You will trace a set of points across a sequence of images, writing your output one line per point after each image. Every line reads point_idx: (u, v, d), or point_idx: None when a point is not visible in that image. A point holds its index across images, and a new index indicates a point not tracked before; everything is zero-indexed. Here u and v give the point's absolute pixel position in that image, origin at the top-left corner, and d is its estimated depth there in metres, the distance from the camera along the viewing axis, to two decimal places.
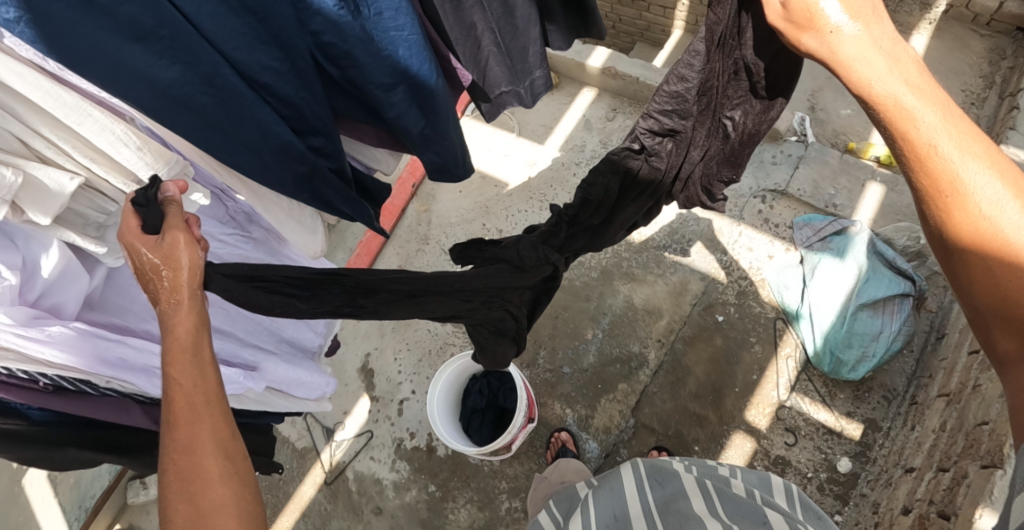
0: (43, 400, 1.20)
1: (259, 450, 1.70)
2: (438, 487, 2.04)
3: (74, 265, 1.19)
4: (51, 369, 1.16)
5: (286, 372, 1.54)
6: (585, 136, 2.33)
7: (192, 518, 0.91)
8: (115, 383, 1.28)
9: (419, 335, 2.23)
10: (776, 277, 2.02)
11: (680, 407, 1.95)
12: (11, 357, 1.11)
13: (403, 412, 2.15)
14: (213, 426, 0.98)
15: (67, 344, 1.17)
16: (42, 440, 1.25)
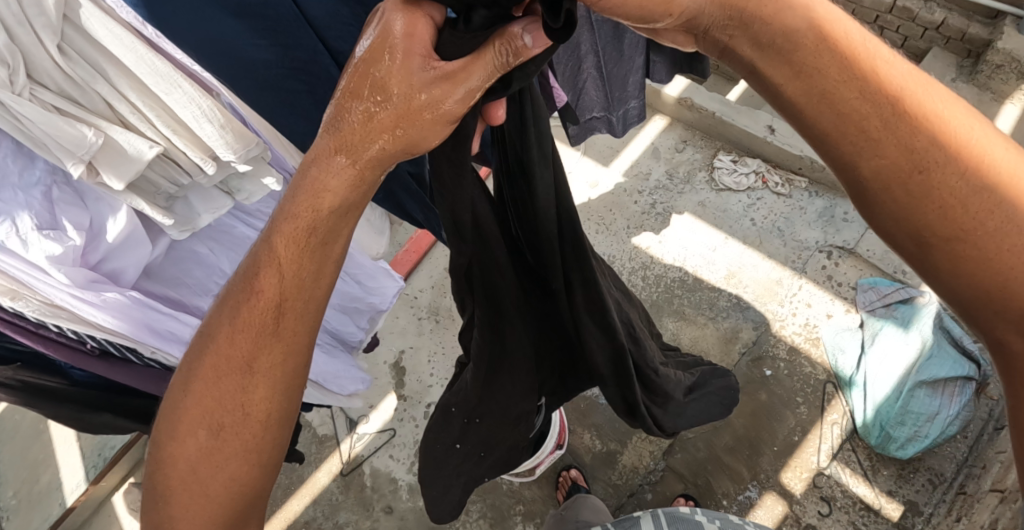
0: (87, 363, 1.15)
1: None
2: None
3: (140, 232, 1.14)
4: (100, 333, 1.10)
5: (325, 364, 1.54)
6: (651, 165, 2.33)
7: (234, 381, 0.83)
8: (159, 354, 1.20)
9: (455, 341, 2.19)
10: (832, 338, 1.94)
11: (713, 457, 1.87)
12: (64, 315, 1.06)
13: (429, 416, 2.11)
14: (293, 317, 0.82)
15: (119, 311, 1.11)
16: (79, 400, 1.19)
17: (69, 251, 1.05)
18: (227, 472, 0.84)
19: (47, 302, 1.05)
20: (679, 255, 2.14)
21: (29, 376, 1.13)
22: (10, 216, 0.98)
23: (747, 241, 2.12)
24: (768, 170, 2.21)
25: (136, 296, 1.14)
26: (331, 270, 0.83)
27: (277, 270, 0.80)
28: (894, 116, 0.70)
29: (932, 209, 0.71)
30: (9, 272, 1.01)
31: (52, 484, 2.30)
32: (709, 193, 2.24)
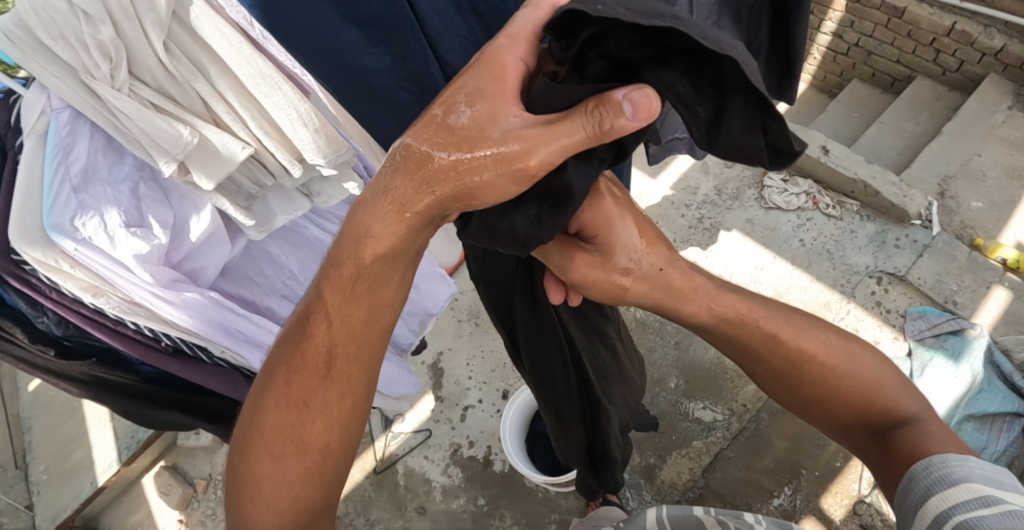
0: (161, 362, 1.12)
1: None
2: (487, 502, 1.99)
3: (222, 232, 1.15)
4: (175, 331, 1.09)
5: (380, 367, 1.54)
6: (700, 179, 2.33)
7: (292, 419, 0.87)
8: (229, 353, 1.17)
9: (495, 345, 2.19)
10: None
11: (753, 479, 1.85)
12: (141, 313, 1.07)
13: (466, 419, 2.11)
14: (346, 356, 0.86)
15: (197, 311, 1.09)
16: (146, 396, 1.17)
17: (154, 249, 1.04)
18: (284, 495, 0.87)
19: (127, 300, 1.05)
20: (725, 271, 2.13)
21: (103, 371, 1.11)
22: (99, 211, 0.98)
23: (795, 261, 2.11)
24: (818, 192, 2.20)
25: (214, 297, 1.13)
26: (384, 314, 0.87)
27: (327, 318, 0.85)
28: (763, 330, 0.93)
29: (801, 383, 0.94)
30: (93, 269, 1.00)
31: (83, 462, 2.31)
32: (758, 210, 2.22)
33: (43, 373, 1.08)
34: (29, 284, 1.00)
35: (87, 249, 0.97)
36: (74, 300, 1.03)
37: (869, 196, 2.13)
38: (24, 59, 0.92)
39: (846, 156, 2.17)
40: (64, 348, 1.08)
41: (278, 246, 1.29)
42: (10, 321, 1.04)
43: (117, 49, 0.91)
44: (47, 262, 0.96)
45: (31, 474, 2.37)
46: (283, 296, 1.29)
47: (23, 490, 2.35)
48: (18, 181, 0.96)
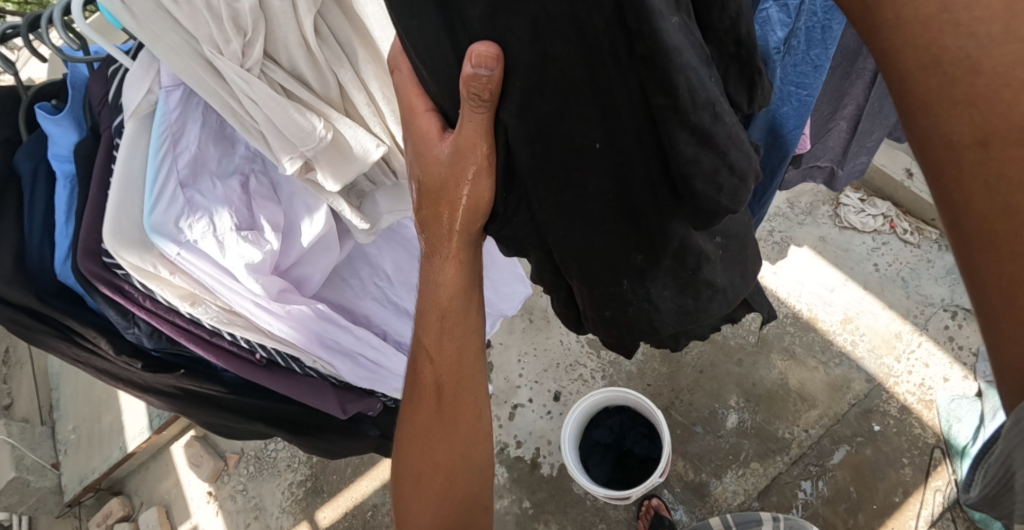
0: (256, 375, 1.03)
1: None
2: (533, 505, 1.95)
3: (331, 235, 1.04)
4: (272, 342, 1.00)
5: None
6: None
7: (422, 448, 0.97)
8: (320, 364, 1.08)
9: (550, 344, 2.12)
10: (947, 404, 1.85)
11: (810, 508, 1.83)
12: (239, 323, 0.97)
13: (515, 418, 2.06)
14: (454, 386, 0.94)
15: (300, 324, 1.00)
16: (229, 407, 1.08)
17: (266, 256, 0.93)
18: (430, 509, 0.99)
19: (227, 309, 0.95)
20: (791, 292, 2.09)
21: (191, 384, 1.00)
22: (209, 212, 0.87)
23: (867, 286, 2.06)
24: (898, 215, 2.13)
25: (320, 309, 1.03)
26: (473, 345, 0.93)
27: (430, 361, 0.93)
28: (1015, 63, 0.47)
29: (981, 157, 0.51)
30: (195, 276, 0.90)
31: (113, 427, 2.29)
32: (831, 228, 2.16)
33: (126, 383, 0.99)
34: (123, 291, 0.89)
35: (190, 255, 0.87)
36: (169, 309, 0.93)
37: None
38: (134, 24, 0.75)
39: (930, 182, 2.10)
40: (151, 359, 0.97)
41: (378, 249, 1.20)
42: (94, 328, 0.93)
43: (255, 21, 0.79)
44: (144, 266, 0.86)
45: (58, 433, 2.40)
46: (377, 300, 1.21)
47: (49, 448, 2.38)
48: (118, 163, 0.82)
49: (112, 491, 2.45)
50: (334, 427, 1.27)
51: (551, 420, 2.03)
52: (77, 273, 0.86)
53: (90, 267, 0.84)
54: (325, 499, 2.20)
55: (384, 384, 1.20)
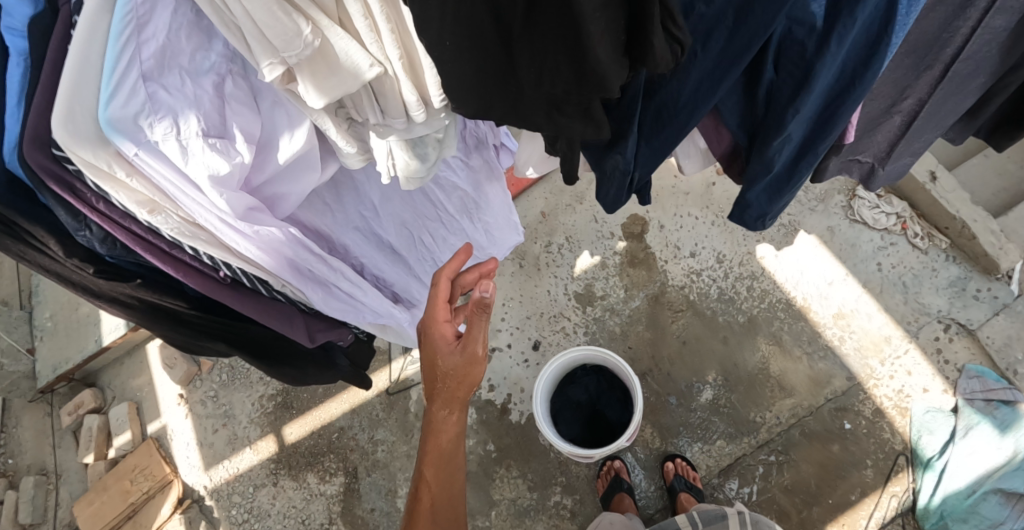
0: (219, 295, 0.99)
1: (361, 362, 1.55)
2: (496, 449, 1.97)
3: (313, 155, 0.98)
4: (237, 261, 0.96)
5: None
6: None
7: None
8: (288, 288, 1.06)
9: (537, 293, 2.08)
10: (922, 414, 1.87)
11: (769, 494, 1.87)
12: (202, 238, 0.91)
13: (491, 361, 2.05)
14: (445, 504, 1.15)
15: (268, 246, 0.96)
16: (189, 323, 1.05)
17: (234, 169, 0.86)
18: None
19: (189, 222, 0.89)
20: (790, 279, 2.04)
21: (148, 294, 0.96)
22: (173, 113, 0.78)
23: (867, 285, 2.03)
24: (911, 217, 2.07)
25: (291, 233, 0.99)
26: (458, 471, 1.17)
27: (428, 482, 1.16)
28: None
29: None
30: (157, 183, 0.83)
31: (91, 318, 2.30)
32: (841, 219, 2.09)
33: (78, 286, 0.94)
34: (75, 191, 0.81)
35: (150, 157, 0.80)
36: (125, 215, 0.85)
37: (961, 237, 2.00)
38: None
39: (955, 185, 2.01)
40: (104, 265, 0.91)
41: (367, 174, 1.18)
42: (42, 226, 0.85)
43: None
44: (98, 165, 0.77)
45: (34, 320, 2.39)
46: (359, 229, 1.17)
47: (26, 333, 2.38)
48: (71, 54, 0.73)
49: (85, 382, 2.53)
50: (294, 352, 1.25)
51: (527, 368, 2.03)
52: (24, 163, 0.77)
53: (39, 159, 0.76)
54: (295, 416, 2.25)
55: (359, 313, 1.19)
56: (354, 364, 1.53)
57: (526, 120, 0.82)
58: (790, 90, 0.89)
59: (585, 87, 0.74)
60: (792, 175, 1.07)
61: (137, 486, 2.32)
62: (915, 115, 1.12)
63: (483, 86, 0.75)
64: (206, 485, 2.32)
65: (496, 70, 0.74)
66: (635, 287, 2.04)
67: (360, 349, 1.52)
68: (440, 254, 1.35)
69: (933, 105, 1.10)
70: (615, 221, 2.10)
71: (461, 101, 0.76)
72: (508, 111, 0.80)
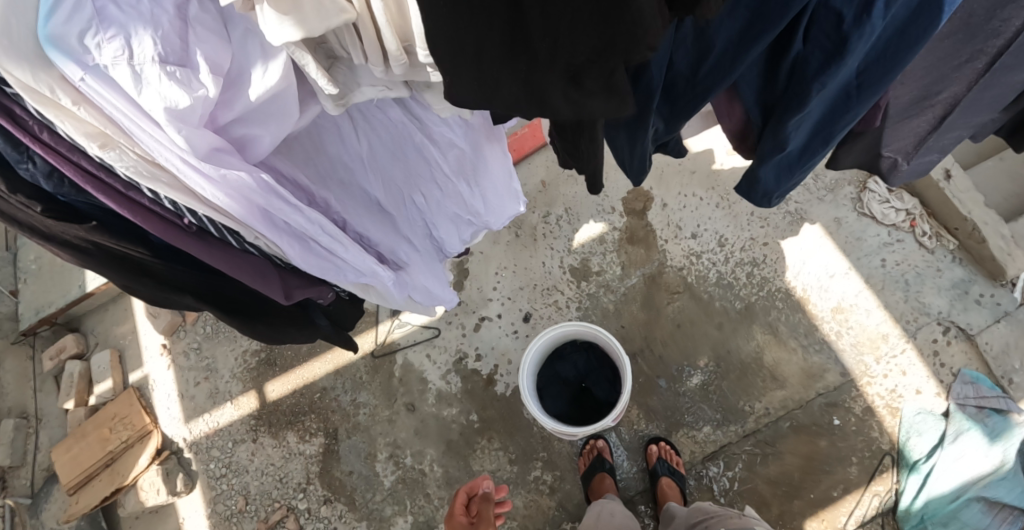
0: (186, 245, 0.87)
1: (345, 322, 1.46)
2: (479, 420, 1.95)
3: (291, 95, 0.77)
4: (204, 208, 0.81)
5: (425, 279, 1.33)
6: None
7: None
8: (263, 241, 0.93)
9: (532, 264, 2.04)
10: (912, 416, 1.84)
11: (751, 483, 1.84)
12: (163, 180, 0.77)
13: (479, 330, 2.01)
14: None
15: (237, 193, 0.80)
16: (152, 273, 0.95)
17: (199, 104, 0.69)
18: None
19: (149, 161, 0.75)
20: (792, 267, 2.00)
21: (105, 239, 0.86)
22: (126, 32, 0.62)
23: (869, 280, 1.98)
24: (921, 215, 2.02)
25: (266, 180, 0.83)
26: None
27: None
28: None
29: None
30: (106, 111, 0.68)
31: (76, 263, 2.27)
32: (849, 211, 2.05)
33: (22, 227, 0.82)
34: (15, 116, 0.71)
35: (99, 83, 0.65)
36: (73, 148, 0.74)
37: (970, 239, 1.96)
38: None
39: (968, 185, 1.97)
40: (55, 204, 0.81)
41: (355, 129, 1.02)
42: None
43: None
44: (37, 88, 0.65)
45: (20, 261, 2.36)
46: (339, 181, 1.06)
47: (11, 273, 2.34)
48: None
49: (69, 327, 2.50)
50: (268, 308, 1.17)
51: (516, 339, 1.99)
52: None
53: None
54: (276, 374, 2.23)
55: (344, 273, 1.06)
56: (338, 325, 1.44)
57: (547, 111, 0.70)
58: (819, 61, 0.82)
59: (611, 51, 0.61)
60: (807, 155, 1.02)
61: (115, 435, 2.29)
62: (952, 109, 1.06)
63: (484, 69, 0.64)
64: (185, 437, 2.30)
65: (498, 45, 0.62)
66: (632, 265, 2.00)
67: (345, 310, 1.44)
68: (433, 217, 1.22)
69: (972, 97, 1.04)
70: (615, 194, 2.07)
71: (458, 86, 0.66)
72: (523, 99, 0.68)
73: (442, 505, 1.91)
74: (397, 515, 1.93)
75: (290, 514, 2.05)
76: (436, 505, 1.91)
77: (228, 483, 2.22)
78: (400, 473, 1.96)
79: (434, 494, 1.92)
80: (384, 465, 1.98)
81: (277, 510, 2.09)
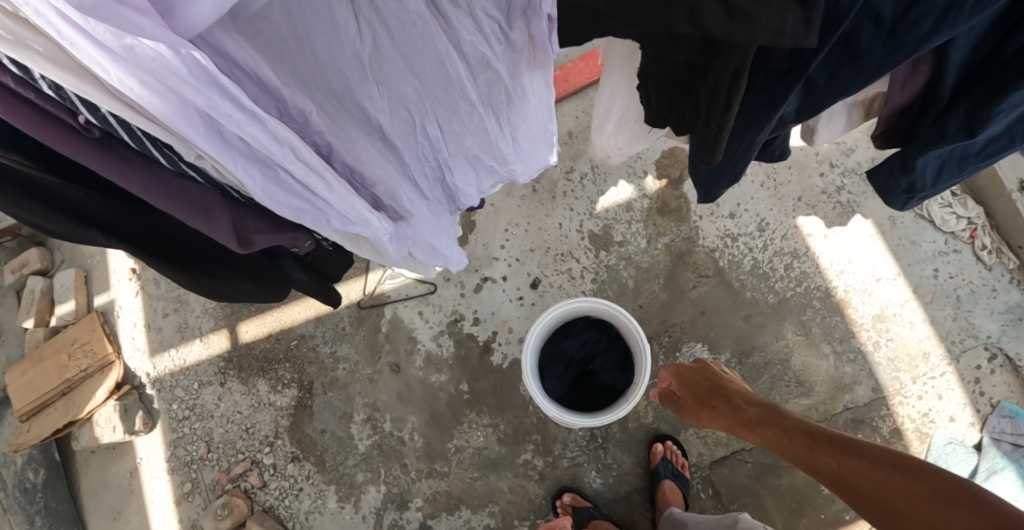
0: (81, 156, 0.63)
1: (329, 272, 1.22)
2: (469, 391, 1.76)
3: None
4: (103, 98, 0.56)
5: (433, 235, 1.06)
6: (860, 141, 1.88)
7: None
8: (209, 163, 0.68)
9: (547, 225, 1.82)
10: (941, 445, 1.68)
11: (757, 495, 1.67)
12: (35, 47, 0.52)
13: (480, 293, 1.80)
14: None
15: (152, 76, 0.56)
16: (41, 190, 0.72)
17: None
18: None
19: (3, 12, 0.50)
20: (836, 265, 1.79)
21: None
22: None
23: (917, 290, 1.78)
24: (984, 226, 1.78)
25: (200, 63, 0.57)
26: None
27: None
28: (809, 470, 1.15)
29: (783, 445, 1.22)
30: None
31: None
32: (904, 209, 1.83)
33: None
34: None
35: None
36: None
37: None
38: None
39: None
40: None
41: (356, 19, 0.71)
42: None
43: None
44: None
45: None
46: (330, 94, 0.77)
47: None
48: None
49: (34, 239, 2.28)
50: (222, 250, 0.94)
51: (520, 308, 1.79)
52: None
53: None
54: (251, 315, 2.02)
55: (320, 222, 0.80)
56: (319, 277, 1.19)
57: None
58: None
59: None
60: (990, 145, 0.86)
61: (75, 362, 2.10)
62: None
63: None
64: (148, 372, 2.12)
65: None
66: (660, 238, 1.79)
67: (333, 263, 1.20)
68: (447, 155, 0.95)
69: None
70: (650, 157, 1.85)
71: None
72: None
73: (418, 479, 1.74)
74: (368, 483, 1.76)
75: (254, 468, 1.87)
76: (412, 477, 1.74)
77: (190, 427, 2.05)
78: (376, 439, 1.78)
79: (411, 466, 1.75)
80: (359, 428, 1.80)
81: (240, 462, 1.89)
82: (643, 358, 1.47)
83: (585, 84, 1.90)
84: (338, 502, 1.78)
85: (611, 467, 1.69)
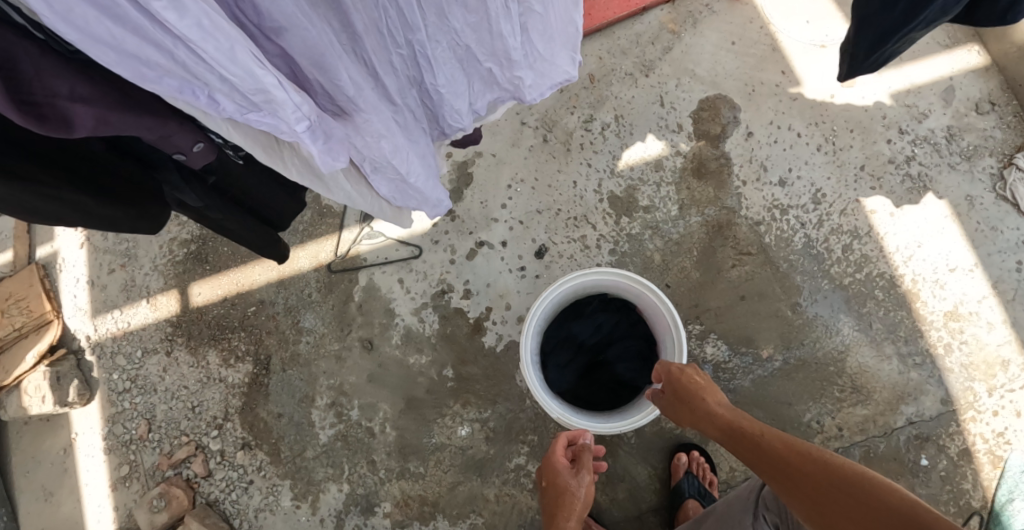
0: None
1: (268, 212, 0.93)
2: (454, 378, 1.47)
3: None
4: None
5: (402, 160, 0.76)
6: (934, 106, 1.58)
7: None
8: None
9: (559, 183, 1.53)
10: (1018, 472, 1.34)
11: None
12: None
13: (473, 260, 1.51)
14: None
15: None
16: None
17: None
18: None
19: None
20: (904, 249, 1.48)
21: None
22: None
23: (997, 285, 1.46)
24: None
25: None
26: None
27: None
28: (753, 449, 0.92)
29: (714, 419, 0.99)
30: None
31: None
32: (987, 188, 1.52)
33: None
34: None
35: None
36: None
37: None
38: None
39: None
40: None
41: None
42: None
43: None
44: None
45: None
46: None
47: None
48: None
49: None
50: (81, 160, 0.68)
51: (521, 280, 1.49)
52: None
53: None
54: (206, 274, 1.76)
55: (186, 87, 0.53)
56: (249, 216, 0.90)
57: None
58: None
59: None
60: None
61: (7, 319, 1.79)
62: None
63: None
64: (88, 335, 1.82)
65: None
66: (694, 206, 1.49)
67: (273, 198, 0.92)
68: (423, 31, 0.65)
69: None
70: (684, 108, 1.57)
71: None
72: None
73: (388, 480, 1.45)
74: (328, 481, 1.48)
75: (198, 454, 1.58)
76: (381, 478, 1.46)
77: (131, 401, 1.76)
78: (340, 428, 1.49)
79: (380, 464, 1.46)
80: (322, 415, 1.51)
81: (183, 446, 1.60)
82: (676, 346, 1.15)
83: (610, 20, 1.59)
84: (293, 500, 1.49)
85: (623, 480, 1.39)
